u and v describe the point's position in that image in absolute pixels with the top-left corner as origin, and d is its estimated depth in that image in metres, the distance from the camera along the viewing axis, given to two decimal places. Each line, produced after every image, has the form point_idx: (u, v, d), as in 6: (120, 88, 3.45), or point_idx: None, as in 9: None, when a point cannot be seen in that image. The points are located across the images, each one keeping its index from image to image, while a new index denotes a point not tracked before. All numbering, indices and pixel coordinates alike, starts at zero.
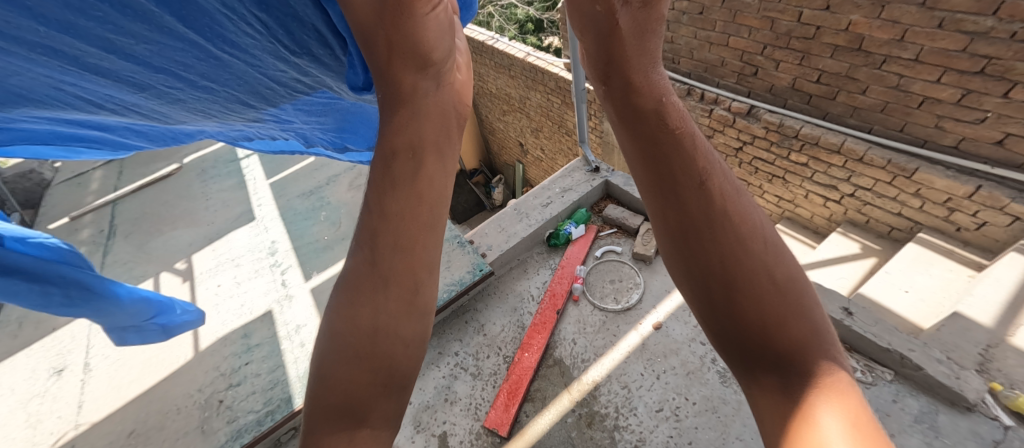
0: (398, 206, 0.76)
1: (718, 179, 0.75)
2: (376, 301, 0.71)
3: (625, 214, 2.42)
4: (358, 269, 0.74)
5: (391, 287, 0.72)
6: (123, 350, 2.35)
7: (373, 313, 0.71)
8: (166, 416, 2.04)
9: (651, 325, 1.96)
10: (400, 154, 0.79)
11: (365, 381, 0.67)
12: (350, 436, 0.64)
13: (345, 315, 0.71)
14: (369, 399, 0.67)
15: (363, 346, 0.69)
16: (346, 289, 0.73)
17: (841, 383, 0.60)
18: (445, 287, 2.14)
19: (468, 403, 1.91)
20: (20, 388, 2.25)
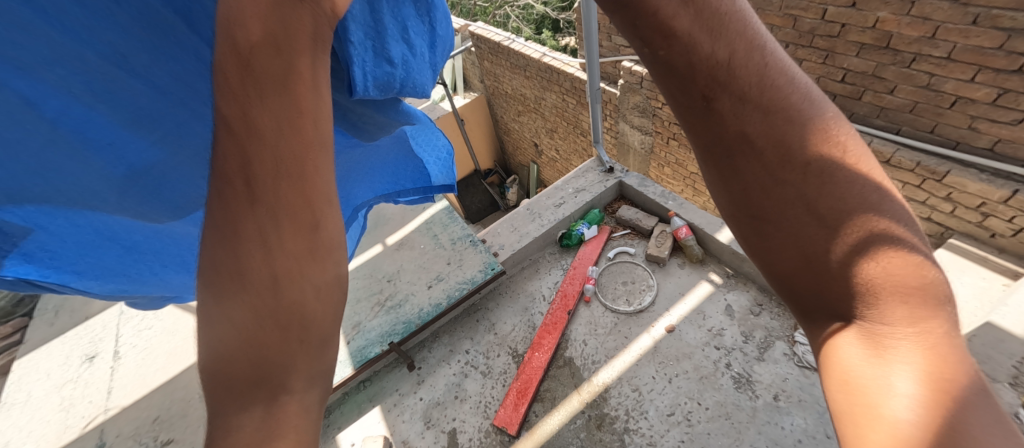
0: (266, 160, 0.52)
1: (762, 94, 0.56)
2: (259, 264, 0.54)
3: (639, 215, 2.37)
4: (217, 230, 0.54)
5: (276, 249, 0.55)
6: (150, 339, 2.45)
7: (265, 257, 0.54)
8: (188, 404, 2.12)
9: (663, 328, 1.92)
10: (259, 113, 0.52)
11: (270, 347, 0.55)
12: (265, 409, 0.53)
13: (222, 263, 0.54)
14: (281, 361, 0.55)
15: (256, 310, 0.54)
16: (215, 230, 0.54)
17: (942, 350, 0.47)
18: (457, 285, 2.18)
19: (478, 401, 1.92)
20: (55, 373, 2.37)
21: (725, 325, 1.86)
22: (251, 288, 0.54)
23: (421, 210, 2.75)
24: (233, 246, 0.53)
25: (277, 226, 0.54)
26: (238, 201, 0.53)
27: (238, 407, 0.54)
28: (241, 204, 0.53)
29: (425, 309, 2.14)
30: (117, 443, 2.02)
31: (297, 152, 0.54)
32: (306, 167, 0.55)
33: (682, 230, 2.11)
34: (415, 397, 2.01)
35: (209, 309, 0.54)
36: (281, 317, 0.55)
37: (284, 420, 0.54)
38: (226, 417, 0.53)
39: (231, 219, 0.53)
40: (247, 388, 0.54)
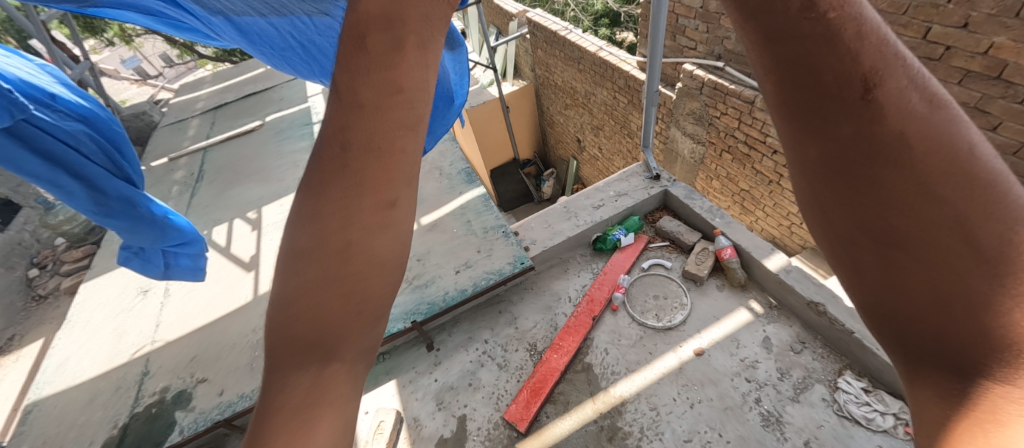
0: (363, 134, 0.57)
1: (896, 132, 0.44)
2: (339, 235, 0.58)
3: (682, 229, 2.25)
4: (309, 197, 0.59)
5: (352, 224, 0.58)
6: (196, 282, 2.61)
7: (344, 225, 0.58)
8: (223, 349, 2.21)
9: (692, 350, 1.83)
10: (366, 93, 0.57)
11: (328, 319, 0.57)
12: (316, 373, 0.57)
13: (307, 227, 0.58)
14: (341, 330, 0.58)
15: (327, 274, 0.57)
16: (310, 194, 0.59)
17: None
18: (484, 274, 2.17)
19: (491, 392, 1.92)
20: (113, 301, 2.59)
21: (760, 358, 1.75)
22: (325, 256, 0.58)
23: (457, 194, 2.73)
24: (321, 214, 0.58)
25: (355, 202, 0.58)
26: (332, 172, 0.58)
27: (294, 372, 0.57)
28: (333, 170, 0.58)
29: (450, 293, 2.15)
30: (158, 374, 2.17)
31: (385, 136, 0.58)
32: (393, 146, 0.58)
33: (726, 250, 1.99)
34: (430, 378, 2.04)
35: (291, 267, 0.59)
36: (341, 291, 0.58)
37: (331, 388, 0.57)
38: (283, 372, 0.57)
39: (326, 187, 0.58)
40: (304, 353, 0.57)
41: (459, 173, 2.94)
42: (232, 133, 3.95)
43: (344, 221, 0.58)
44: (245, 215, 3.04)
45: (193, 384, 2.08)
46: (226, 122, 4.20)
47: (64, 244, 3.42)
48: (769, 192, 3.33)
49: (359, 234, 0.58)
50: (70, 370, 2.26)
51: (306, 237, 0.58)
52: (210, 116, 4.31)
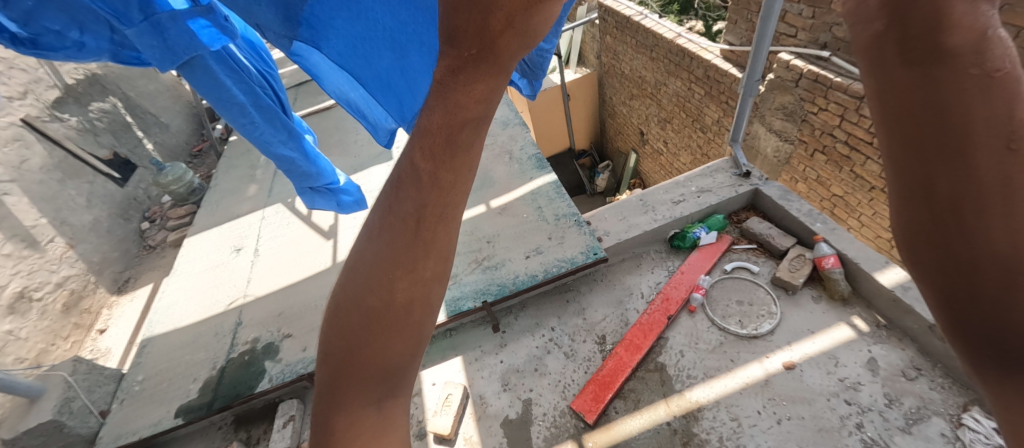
0: (446, 175, 0.52)
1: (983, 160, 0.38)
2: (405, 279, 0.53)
3: (773, 232, 2.09)
4: (381, 244, 0.53)
5: (420, 261, 0.53)
6: (281, 245, 2.81)
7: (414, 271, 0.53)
8: (306, 309, 2.35)
9: (780, 363, 1.71)
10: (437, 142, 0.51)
11: (387, 357, 0.55)
12: (379, 408, 0.57)
13: (373, 268, 0.54)
14: (400, 371, 0.57)
15: (392, 322, 0.53)
16: (380, 230, 0.54)
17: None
18: (555, 262, 2.13)
19: (558, 379, 1.91)
20: (211, 256, 2.85)
21: (863, 380, 1.60)
22: (394, 292, 0.53)
23: (528, 179, 2.66)
24: (386, 253, 0.53)
25: (421, 242, 0.53)
26: (409, 210, 0.52)
27: (361, 403, 0.56)
28: (411, 207, 0.53)
29: (521, 277, 2.14)
30: (250, 325, 2.37)
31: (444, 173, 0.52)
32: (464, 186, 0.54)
33: (829, 259, 1.83)
34: (496, 358, 2.06)
35: (353, 308, 0.54)
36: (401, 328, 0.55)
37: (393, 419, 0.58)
38: (350, 409, 0.56)
39: (398, 221, 0.53)
40: (373, 390, 0.56)
41: (530, 159, 2.85)
42: (313, 108, 4.18)
43: (406, 260, 0.53)
44: None
45: (279, 338, 2.25)
46: (307, 97, 4.44)
47: (171, 202, 3.82)
48: (870, 200, 3.01)
49: (415, 280, 0.54)
50: (176, 314, 2.52)
51: (375, 267, 0.53)
52: (293, 92, 4.59)
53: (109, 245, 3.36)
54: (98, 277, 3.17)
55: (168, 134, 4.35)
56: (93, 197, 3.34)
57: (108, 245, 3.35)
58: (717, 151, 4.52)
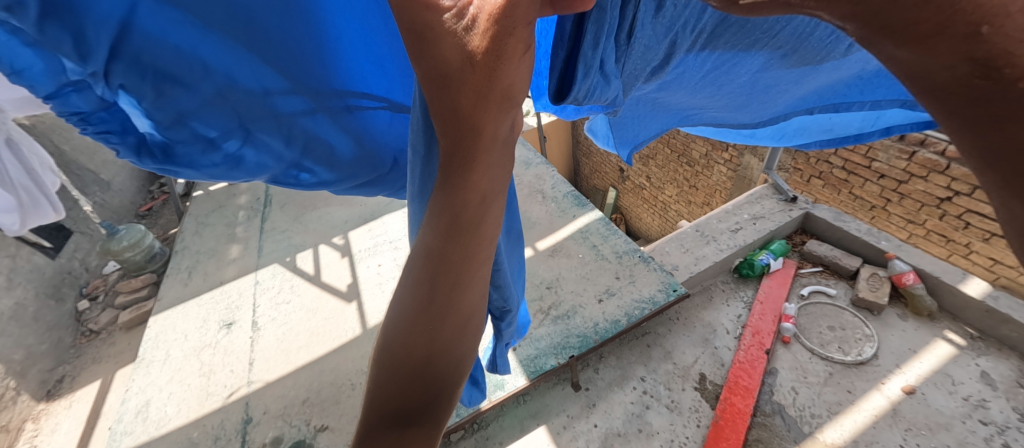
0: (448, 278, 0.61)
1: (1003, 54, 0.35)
2: (474, 269, 0.63)
3: (836, 252, 2.15)
4: (438, 226, 0.60)
5: (477, 260, 0.63)
6: (289, 314, 2.34)
7: (430, 332, 0.59)
8: (340, 390, 1.94)
9: (899, 388, 1.66)
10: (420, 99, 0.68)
11: (434, 363, 0.60)
12: (399, 435, 0.56)
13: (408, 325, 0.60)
14: (420, 406, 0.58)
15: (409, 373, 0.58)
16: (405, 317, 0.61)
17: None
18: (635, 304, 1.95)
19: (670, 439, 1.66)
20: (192, 335, 2.30)
21: (986, 396, 1.61)
22: (435, 295, 0.60)
23: (571, 218, 2.51)
24: (448, 261, 0.61)
25: (468, 236, 0.61)
26: (459, 202, 0.59)
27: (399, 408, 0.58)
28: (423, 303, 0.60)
29: (601, 324, 1.92)
30: (265, 421, 1.87)
31: (512, 51, 0.50)
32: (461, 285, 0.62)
33: (909, 276, 1.91)
34: (589, 423, 1.75)
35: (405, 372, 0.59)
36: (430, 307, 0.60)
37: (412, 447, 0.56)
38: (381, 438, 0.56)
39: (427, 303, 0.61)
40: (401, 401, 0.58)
41: (566, 196, 2.70)
42: None
43: (479, 233, 0.62)
44: (331, 241, 2.80)
45: (312, 433, 1.80)
46: None
47: (116, 273, 3.17)
48: (871, 218, 3.39)
49: (458, 246, 0.61)
50: (155, 417, 1.94)
51: (427, 286, 0.61)
52: None
53: (36, 335, 2.62)
54: (20, 381, 2.43)
55: (109, 193, 3.66)
56: (14, 275, 2.62)
57: (33, 337, 2.60)
58: (706, 182, 4.74)
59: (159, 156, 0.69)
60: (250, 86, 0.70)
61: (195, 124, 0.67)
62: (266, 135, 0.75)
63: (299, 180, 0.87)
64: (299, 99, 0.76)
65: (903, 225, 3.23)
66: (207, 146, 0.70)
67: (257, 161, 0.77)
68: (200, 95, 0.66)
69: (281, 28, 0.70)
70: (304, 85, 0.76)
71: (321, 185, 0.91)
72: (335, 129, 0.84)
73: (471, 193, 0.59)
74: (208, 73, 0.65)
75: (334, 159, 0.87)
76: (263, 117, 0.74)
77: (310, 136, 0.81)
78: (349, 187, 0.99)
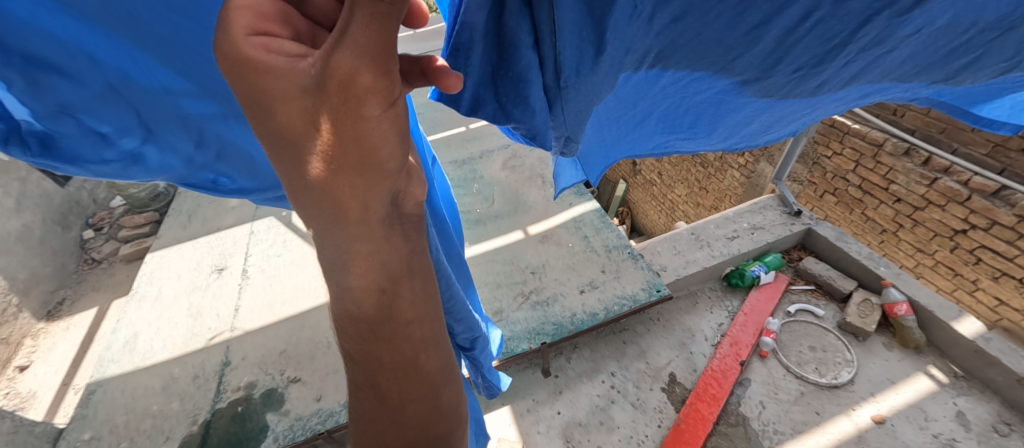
0: (388, 367, 0.50)
1: None
2: (419, 354, 0.51)
3: (832, 273, 2.09)
4: (347, 320, 0.49)
5: (411, 331, 0.50)
6: (278, 267, 2.38)
7: (397, 431, 0.51)
8: (317, 346, 1.99)
9: (870, 416, 1.64)
10: None
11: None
12: None
13: (372, 435, 0.51)
14: None
15: None
16: (362, 427, 0.52)
17: None
18: (616, 300, 1.94)
19: (629, 435, 1.67)
20: (184, 276, 2.36)
21: (958, 436, 1.57)
22: (385, 401, 0.51)
23: (567, 206, 2.47)
24: (373, 356, 0.50)
25: (387, 311, 0.48)
26: (359, 286, 0.47)
27: None
28: (373, 402, 0.51)
29: (579, 315, 1.91)
30: (243, 366, 1.93)
31: (344, 82, 0.38)
32: (413, 366, 0.51)
33: (902, 306, 1.85)
34: (553, 410, 1.77)
35: None
36: (394, 403, 0.51)
37: None
38: None
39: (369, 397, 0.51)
40: None
41: None
42: None
43: (404, 323, 0.50)
44: None
45: (285, 384, 1.85)
46: None
47: (123, 207, 3.25)
48: (880, 242, 3.29)
49: (377, 331, 0.49)
50: (139, 350, 2.01)
51: (370, 387, 0.51)
52: None
53: (40, 257, 2.72)
54: (23, 299, 2.55)
55: None
56: (24, 198, 2.71)
57: (38, 259, 2.71)
58: (718, 186, 4.63)
59: (35, 147, 0.64)
60: (145, 83, 0.67)
61: (84, 117, 0.65)
62: (169, 133, 0.75)
63: (217, 184, 0.91)
64: (206, 104, 0.74)
65: (912, 254, 3.12)
66: (100, 140, 0.69)
67: (157, 159, 0.77)
68: (87, 89, 0.63)
69: (178, 34, 0.63)
70: (210, 93, 0.72)
71: (239, 190, 0.94)
72: (247, 140, 0.83)
73: (370, 265, 0.46)
74: (97, 67, 0.62)
75: (251, 165, 0.89)
76: (161, 116, 0.72)
77: (220, 138, 0.80)
78: (270, 197, 1.01)
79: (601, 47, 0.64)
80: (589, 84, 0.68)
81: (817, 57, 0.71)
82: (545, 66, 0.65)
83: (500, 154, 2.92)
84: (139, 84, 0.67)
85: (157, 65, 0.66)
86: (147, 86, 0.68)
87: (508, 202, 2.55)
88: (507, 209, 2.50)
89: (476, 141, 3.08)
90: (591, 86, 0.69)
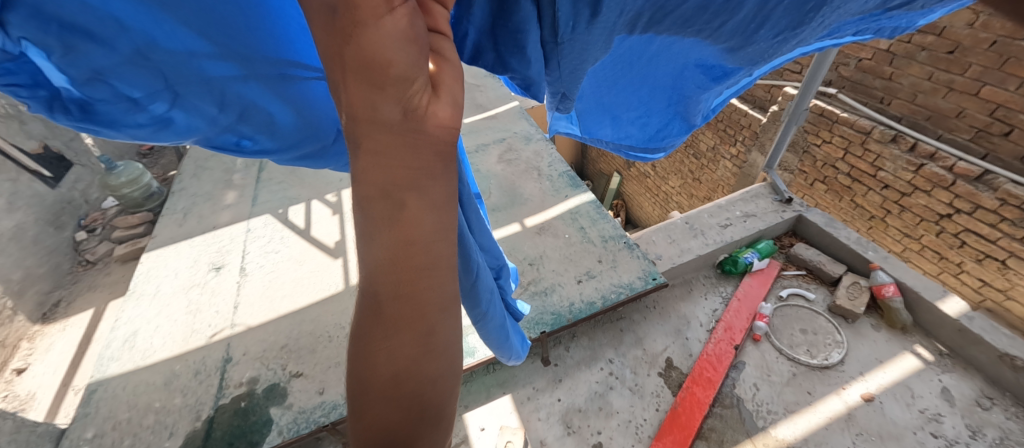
0: (389, 282, 0.49)
1: None
2: (418, 280, 0.49)
3: (822, 258, 2.14)
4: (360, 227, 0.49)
5: (417, 250, 0.48)
6: (276, 263, 2.38)
7: (389, 352, 0.49)
8: (318, 340, 2.01)
9: (859, 395, 1.69)
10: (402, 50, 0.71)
11: (393, 411, 0.49)
12: None
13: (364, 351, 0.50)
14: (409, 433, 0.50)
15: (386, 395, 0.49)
16: (358, 339, 0.51)
17: None
18: (613, 289, 1.97)
19: (627, 419, 1.71)
20: (182, 274, 2.36)
21: (943, 411, 1.63)
22: (381, 318, 0.50)
23: (563, 197, 2.50)
24: (384, 267, 0.49)
25: (394, 217, 0.47)
26: (368, 191, 0.47)
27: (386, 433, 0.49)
28: (370, 319, 0.50)
29: (577, 304, 1.94)
30: (244, 361, 1.94)
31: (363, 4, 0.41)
32: (417, 287, 0.49)
33: (889, 287, 1.90)
34: (553, 397, 1.80)
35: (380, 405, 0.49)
36: (389, 322, 0.49)
37: None
38: None
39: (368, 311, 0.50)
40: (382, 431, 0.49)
41: (561, 175, 2.69)
42: None
43: (411, 241, 0.48)
44: (325, 198, 2.82)
45: (287, 378, 1.87)
46: None
47: (116, 208, 3.23)
48: (868, 228, 3.37)
49: (385, 243, 0.48)
50: (140, 347, 2.01)
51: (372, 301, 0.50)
52: None
53: (34, 258, 2.71)
54: (18, 301, 2.54)
55: None
56: (16, 198, 2.68)
57: (32, 259, 2.69)
58: (711, 177, 4.68)
59: (75, 112, 0.61)
60: (172, 47, 0.64)
61: (116, 83, 0.62)
62: (197, 100, 0.70)
63: (241, 147, 0.82)
64: (229, 63, 0.70)
65: (899, 239, 3.19)
66: (131, 106, 0.65)
67: (187, 124, 0.71)
68: (115, 52, 0.60)
69: None
70: (233, 50, 0.69)
71: (262, 154, 0.86)
72: (267, 98, 0.78)
73: (376, 170, 0.46)
74: (123, 28, 0.59)
75: (274, 127, 0.82)
76: (190, 82, 0.68)
77: (246, 101, 0.75)
78: (293, 159, 0.94)
79: (597, 10, 0.68)
80: (583, 41, 0.72)
81: (794, 20, 0.75)
82: (542, 20, 0.69)
83: (495, 148, 2.93)
84: (167, 46, 0.64)
85: (179, 23, 0.63)
86: (173, 47, 0.64)
87: (504, 195, 2.57)
88: (504, 201, 2.52)
89: (471, 135, 3.09)
90: (586, 43, 0.73)
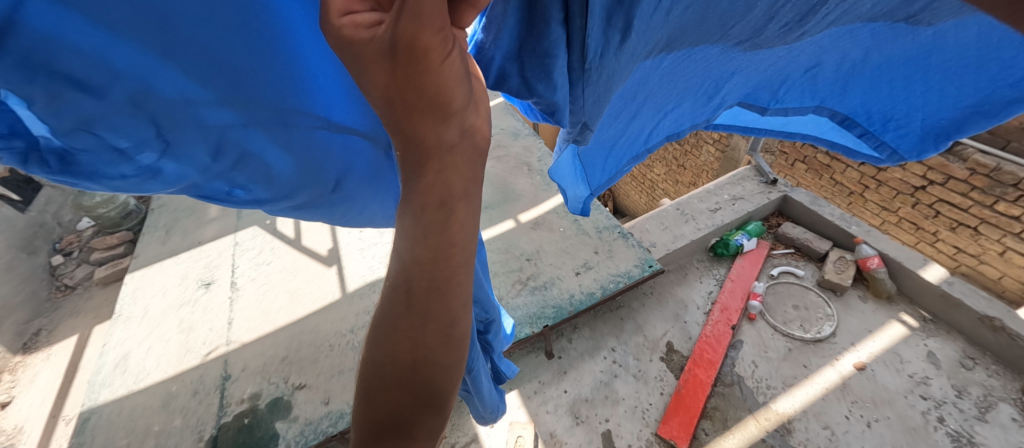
0: (423, 279, 0.50)
1: None
2: (452, 275, 0.50)
3: (809, 235, 2.21)
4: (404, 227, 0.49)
5: (457, 254, 0.49)
6: (268, 275, 2.34)
7: (412, 345, 0.51)
8: (319, 350, 1.98)
9: (852, 364, 1.76)
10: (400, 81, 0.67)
11: (401, 395, 0.52)
12: None
13: (386, 339, 0.52)
14: (410, 418, 0.52)
15: (399, 382, 0.52)
16: (382, 324, 0.53)
17: None
18: (612, 278, 2.00)
19: (633, 405, 1.75)
20: (170, 292, 2.29)
21: (930, 374, 1.71)
22: (410, 308, 0.51)
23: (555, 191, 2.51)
24: (420, 266, 0.50)
25: (442, 226, 0.48)
26: (414, 202, 0.47)
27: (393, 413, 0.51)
28: (399, 308, 0.51)
29: (577, 296, 1.96)
30: (244, 377, 1.90)
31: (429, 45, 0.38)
32: (447, 285, 0.50)
33: (874, 260, 1.99)
34: (559, 389, 1.82)
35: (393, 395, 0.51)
36: (413, 316, 0.51)
37: None
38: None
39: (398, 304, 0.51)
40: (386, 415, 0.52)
41: None
42: None
43: (455, 243, 0.49)
44: None
45: (290, 390, 1.85)
46: None
47: (92, 228, 3.11)
48: (848, 203, 3.49)
49: (426, 245, 0.48)
50: (133, 371, 1.95)
51: (403, 294, 0.51)
52: None
53: (9, 286, 2.59)
54: None
55: None
56: None
57: (7, 287, 2.58)
58: (694, 162, 4.77)
59: (53, 165, 0.52)
60: (167, 93, 0.57)
61: (105, 133, 0.53)
62: (192, 146, 0.62)
63: (231, 196, 0.72)
64: (231, 110, 0.63)
65: (877, 212, 3.32)
66: (117, 156, 0.56)
67: (178, 173, 0.62)
68: (107, 102, 0.52)
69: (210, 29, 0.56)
70: (239, 95, 0.62)
71: (253, 204, 0.76)
72: (268, 148, 0.70)
73: (427, 176, 0.46)
74: (117, 75, 0.52)
75: (271, 175, 0.73)
76: (185, 130, 0.60)
77: (247, 149, 0.68)
78: (288, 209, 0.83)
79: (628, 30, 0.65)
80: (610, 67, 0.67)
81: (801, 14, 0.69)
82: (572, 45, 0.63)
83: None
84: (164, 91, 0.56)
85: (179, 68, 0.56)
86: (170, 92, 0.57)
87: (496, 192, 2.57)
88: (497, 198, 2.52)
89: None
90: (611, 70, 0.68)
